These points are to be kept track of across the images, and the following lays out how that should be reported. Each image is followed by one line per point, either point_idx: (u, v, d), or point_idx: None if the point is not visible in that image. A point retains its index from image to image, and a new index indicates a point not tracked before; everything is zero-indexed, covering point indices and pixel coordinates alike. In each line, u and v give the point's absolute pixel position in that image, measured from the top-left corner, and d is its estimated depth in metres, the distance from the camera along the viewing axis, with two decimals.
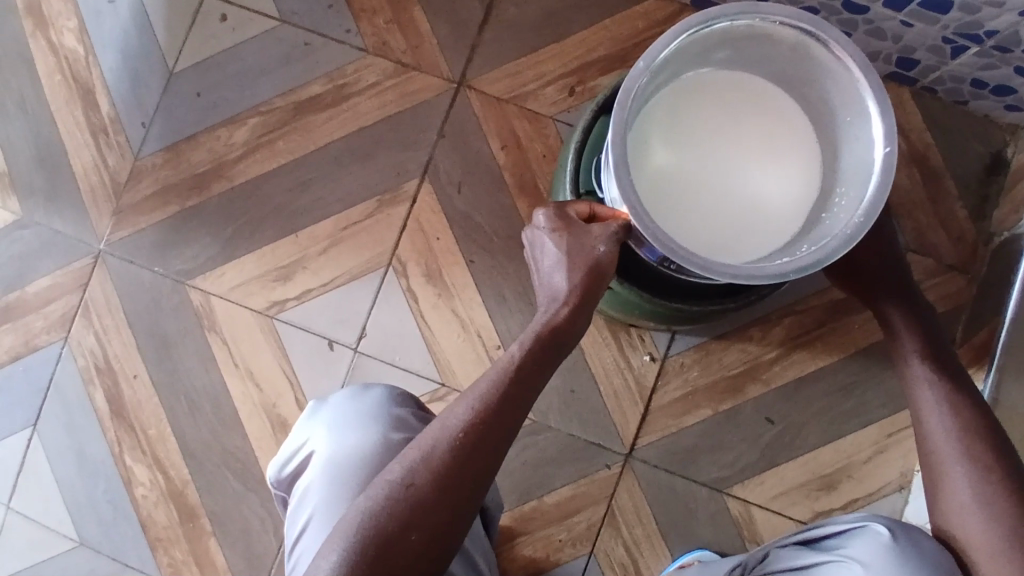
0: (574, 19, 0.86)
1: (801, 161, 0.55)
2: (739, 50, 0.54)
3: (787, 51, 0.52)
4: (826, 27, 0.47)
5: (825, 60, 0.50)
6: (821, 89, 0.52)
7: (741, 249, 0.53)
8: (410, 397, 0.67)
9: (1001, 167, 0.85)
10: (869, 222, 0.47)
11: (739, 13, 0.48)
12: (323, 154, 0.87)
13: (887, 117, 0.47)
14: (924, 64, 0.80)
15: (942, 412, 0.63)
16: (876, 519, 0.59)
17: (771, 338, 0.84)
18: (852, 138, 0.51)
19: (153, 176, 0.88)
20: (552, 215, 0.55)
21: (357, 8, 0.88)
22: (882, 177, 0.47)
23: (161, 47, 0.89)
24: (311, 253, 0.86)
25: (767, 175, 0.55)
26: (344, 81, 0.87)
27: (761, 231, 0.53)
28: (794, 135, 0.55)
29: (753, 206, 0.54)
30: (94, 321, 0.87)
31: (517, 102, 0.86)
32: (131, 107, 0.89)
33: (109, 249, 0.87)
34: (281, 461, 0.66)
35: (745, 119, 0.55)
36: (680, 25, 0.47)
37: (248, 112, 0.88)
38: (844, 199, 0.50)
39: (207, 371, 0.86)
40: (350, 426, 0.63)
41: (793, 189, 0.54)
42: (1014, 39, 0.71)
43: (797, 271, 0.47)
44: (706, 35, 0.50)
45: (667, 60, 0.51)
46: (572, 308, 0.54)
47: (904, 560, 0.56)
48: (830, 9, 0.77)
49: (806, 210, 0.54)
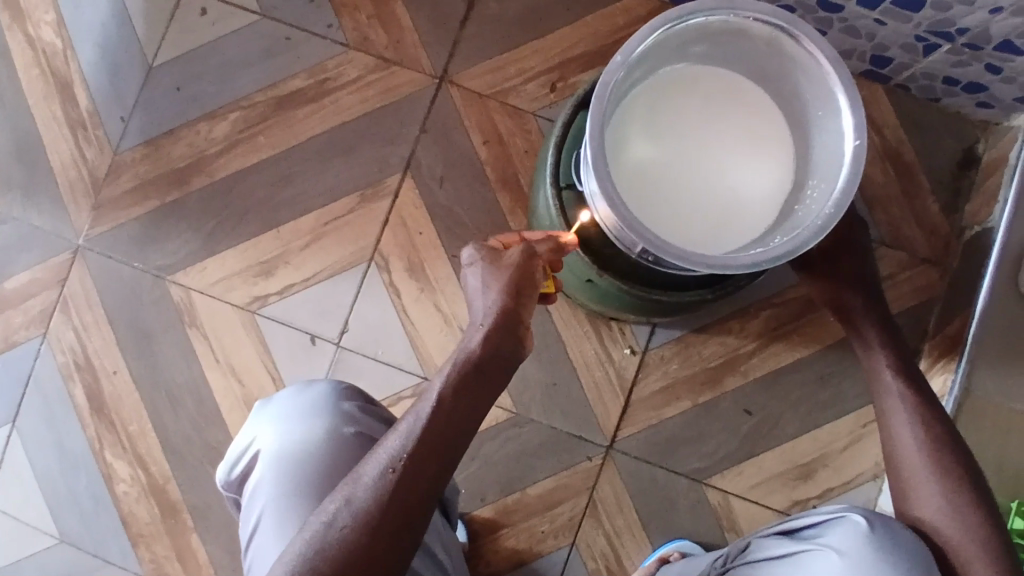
0: (556, 15, 0.87)
1: (775, 154, 0.56)
2: (717, 45, 0.54)
3: (762, 46, 0.53)
4: (799, 23, 0.48)
5: (798, 55, 0.51)
6: (795, 84, 0.53)
7: (716, 241, 0.54)
8: (355, 390, 0.67)
9: (973, 163, 0.87)
10: (840, 213, 0.48)
11: (714, 9, 0.49)
12: (304, 149, 0.87)
13: (857, 111, 0.48)
14: (898, 62, 0.82)
15: (910, 419, 0.66)
16: (854, 510, 0.59)
17: (749, 331, 0.86)
18: (825, 131, 0.52)
19: (132, 170, 0.88)
20: (472, 249, 0.59)
21: (339, 3, 0.88)
22: (853, 169, 0.48)
23: (140, 41, 0.88)
24: (293, 248, 0.86)
25: (742, 168, 0.55)
26: (325, 76, 0.87)
27: (736, 223, 0.54)
28: (769, 129, 0.56)
29: (729, 198, 0.55)
30: (73, 317, 0.86)
31: (498, 97, 0.86)
32: (110, 102, 0.88)
33: (88, 244, 0.87)
34: (229, 463, 0.65)
35: (721, 113, 0.56)
36: (656, 20, 0.48)
37: (228, 106, 0.87)
38: (817, 192, 0.51)
39: (188, 366, 0.86)
40: (295, 424, 0.63)
41: (767, 182, 0.55)
42: (985, 36, 0.72)
43: (770, 261, 0.48)
44: (682, 30, 0.51)
45: (645, 55, 0.52)
46: (498, 324, 0.55)
47: (881, 551, 0.57)
48: (806, 7, 0.78)
49: (780, 202, 0.55)
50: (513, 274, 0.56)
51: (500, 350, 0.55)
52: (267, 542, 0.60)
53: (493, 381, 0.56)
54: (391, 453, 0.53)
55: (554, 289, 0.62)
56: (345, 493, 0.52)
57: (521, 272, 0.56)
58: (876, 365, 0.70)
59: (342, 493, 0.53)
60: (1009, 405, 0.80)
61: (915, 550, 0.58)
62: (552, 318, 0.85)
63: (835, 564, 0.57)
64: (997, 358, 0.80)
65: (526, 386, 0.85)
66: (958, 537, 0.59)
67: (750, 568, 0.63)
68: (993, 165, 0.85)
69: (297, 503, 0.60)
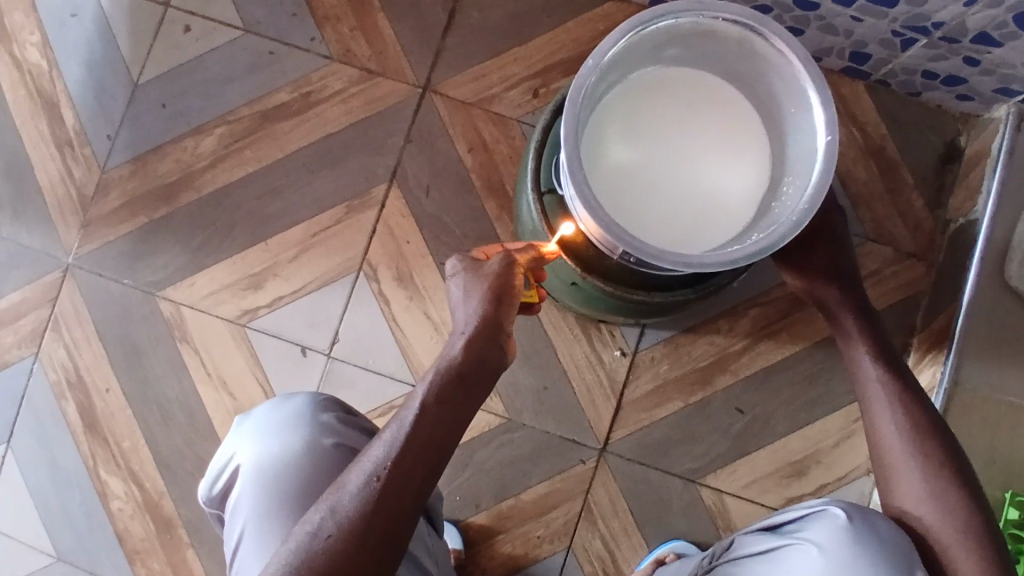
0: (537, 21, 0.88)
1: (750, 153, 0.56)
2: (689, 47, 0.55)
3: (734, 47, 0.53)
4: (767, 22, 0.49)
5: (769, 53, 0.51)
6: (767, 82, 0.54)
7: (694, 240, 0.55)
8: (334, 402, 0.67)
9: (955, 156, 0.88)
10: (814, 209, 0.48)
11: (683, 11, 0.50)
12: (291, 161, 0.87)
13: (828, 106, 0.49)
14: (877, 58, 0.83)
15: (893, 412, 0.66)
16: (835, 503, 0.59)
17: (738, 330, 0.86)
18: (798, 128, 0.53)
19: (120, 187, 0.88)
20: (455, 260, 0.60)
21: (321, 16, 0.88)
22: (825, 165, 0.49)
23: (125, 59, 0.89)
24: (281, 260, 0.86)
25: (718, 168, 0.56)
26: (309, 88, 0.88)
27: (714, 222, 0.55)
28: (744, 128, 0.57)
29: (706, 197, 0.55)
30: (64, 334, 0.87)
31: (482, 105, 0.87)
32: (97, 120, 0.89)
33: (78, 262, 0.87)
34: (210, 478, 0.65)
35: (696, 114, 0.57)
36: (626, 23, 0.49)
37: (214, 121, 0.88)
38: (792, 188, 0.52)
39: (180, 381, 0.86)
40: (274, 437, 0.63)
41: (743, 181, 0.56)
42: (960, 30, 0.73)
43: (747, 258, 0.48)
44: (653, 32, 0.52)
45: (617, 58, 0.52)
46: (480, 331, 0.56)
47: (861, 544, 0.57)
48: (783, 7, 0.79)
49: (756, 200, 0.55)
50: (491, 282, 0.56)
51: (482, 356, 0.56)
52: (252, 555, 0.60)
53: (475, 387, 0.56)
54: (375, 460, 0.53)
55: (538, 299, 0.63)
56: (329, 502, 0.52)
57: (499, 281, 0.57)
58: (858, 359, 0.70)
59: (327, 502, 0.53)
60: (999, 397, 0.81)
61: (897, 541, 0.58)
62: (541, 323, 0.86)
63: (815, 558, 0.57)
64: (985, 350, 0.81)
65: (517, 391, 0.85)
66: (943, 528, 0.60)
67: (734, 563, 0.63)
68: (975, 158, 0.86)
69: (280, 515, 0.60)
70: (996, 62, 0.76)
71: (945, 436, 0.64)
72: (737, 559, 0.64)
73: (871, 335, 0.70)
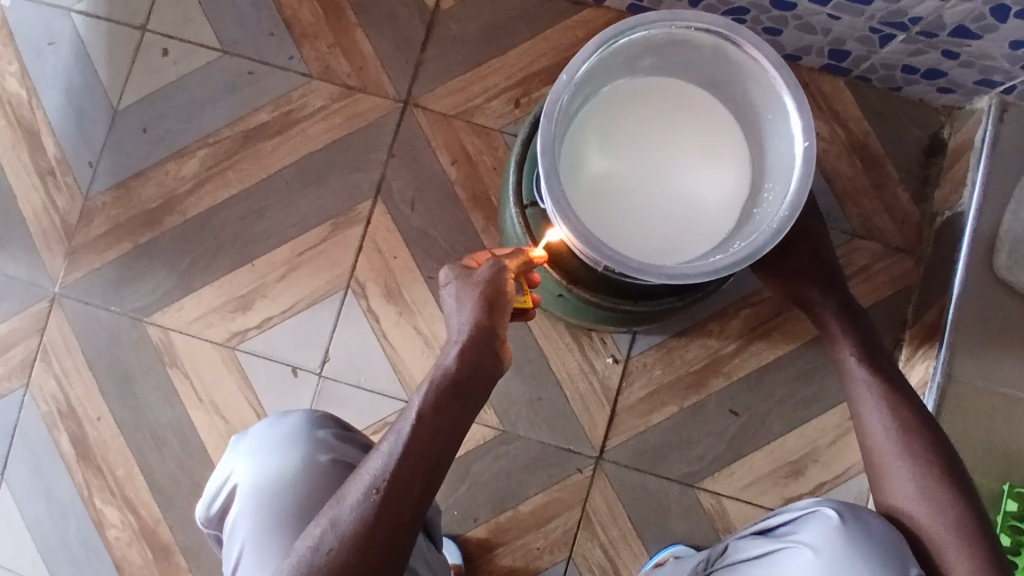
0: (515, 31, 0.88)
1: (730, 159, 0.56)
2: (663, 57, 0.55)
3: (708, 55, 0.53)
4: (739, 30, 0.49)
5: (743, 60, 0.51)
6: (743, 88, 0.54)
7: (678, 250, 0.54)
8: (330, 418, 0.66)
9: (939, 149, 0.88)
10: (795, 215, 0.48)
11: (654, 22, 0.50)
12: (274, 181, 0.87)
13: (804, 111, 0.49)
14: (856, 55, 0.83)
15: (881, 411, 0.66)
16: (825, 503, 0.59)
17: (730, 331, 0.86)
18: (775, 133, 0.53)
19: (104, 214, 0.88)
20: (449, 269, 0.59)
21: (299, 34, 0.88)
22: (804, 170, 0.48)
23: (104, 85, 0.89)
24: (268, 280, 0.86)
25: (699, 175, 0.56)
26: (290, 107, 0.88)
27: (697, 231, 0.55)
28: (722, 134, 0.57)
29: (688, 206, 0.55)
30: (53, 364, 0.86)
31: (464, 117, 0.87)
32: (79, 147, 0.88)
33: (65, 291, 0.87)
34: (207, 499, 0.65)
35: (674, 123, 0.56)
36: (599, 36, 0.49)
37: (195, 144, 0.88)
38: (772, 194, 0.52)
39: (172, 406, 0.86)
40: (271, 456, 0.63)
41: (724, 188, 0.55)
42: (938, 24, 0.73)
43: (730, 267, 0.48)
44: (627, 43, 0.52)
45: (592, 72, 0.52)
46: (473, 340, 0.54)
47: (854, 544, 0.57)
48: (760, 8, 0.79)
49: (739, 206, 0.55)
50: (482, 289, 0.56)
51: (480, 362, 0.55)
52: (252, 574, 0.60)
53: (473, 397, 0.55)
54: (374, 473, 0.52)
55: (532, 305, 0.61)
56: (329, 518, 0.52)
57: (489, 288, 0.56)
58: (844, 359, 0.70)
59: (327, 516, 0.52)
60: (992, 388, 0.81)
61: (890, 538, 0.57)
62: (532, 333, 0.85)
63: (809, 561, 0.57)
64: (976, 342, 0.81)
65: (511, 402, 0.85)
66: (937, 527, 0.59)
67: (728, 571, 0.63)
68: (959, 150, 0.86)
69: (280, 534, 0.60)
70: (975, 55, 0.76)
71: (935, 436, 0.64)
72: (732, 564, 0.63)
73: (858, 334, 0.70)
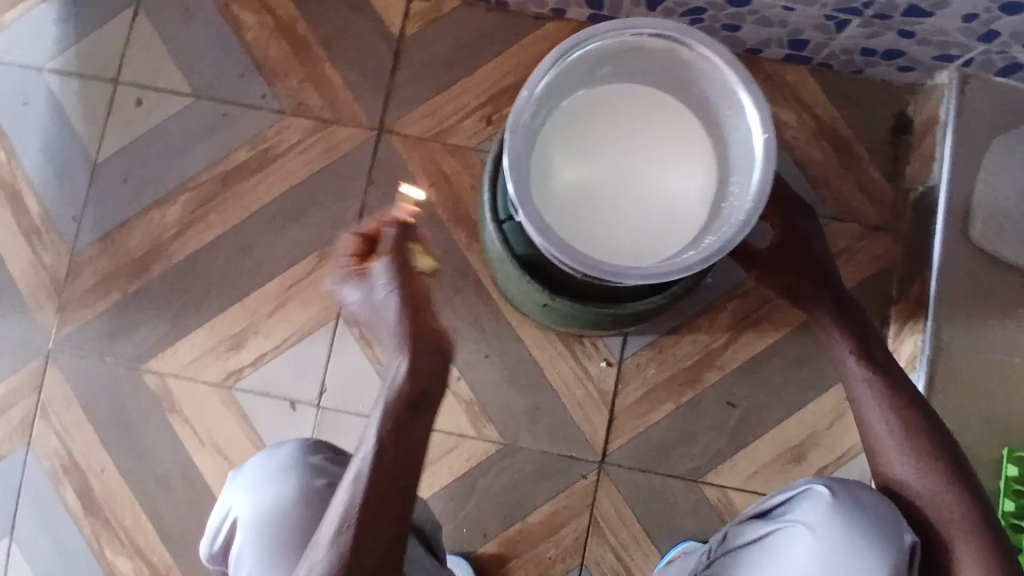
0: (481, 51, 0.89)
1: (698, 156, 0.57)
2: (620, 65, 0.56)
3: (663, 59, 0.54)
4: (688, 33, 0.50)
5: (696, 61, 0.52)
6: (700, 87, 0.55)
7: (653, 250, 0.55)
8: (324, 444, 0.67)
9: (907, 126, 0.89)
10: (761, 206, 0.49)
11: (606, 33, 0.51)
12: (257, 219, 0.88)
13: (759, 105, 0.50)
14: (815, 42, 0.84)
15: (871, 392, 0.67)
16: (816, 481, 0.60)
17: (719, 324, 0.87)
18: (735, 128, 0.54)
19: (92, 266, 0.89)
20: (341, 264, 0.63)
21: (269, 73, 0.90)
22: (765, 162, 0.50)
23: (82, 140, 0.90)
24: (260, 317, 0.87)
25: (667, 176, 0.57)
26: (267, 145, 0.89)
27: (670, 229, 0.56)
28: (686, 133, 0.58)
29: (660, 206, 0.56)
30: (54, 420, 0.87)
31: (438, 139, 0.88)
32: (62, 203, 0.89)
33: (59, 346, 0.87)
34: (209, 537, 0.65)
35: (638, 127, 0.58)
36: (553, 52, 0.50)
37: (176, 190, 0.89)
38: (738, 187, 0.53)
39: (174, 451, 0.86)
40: (268, 486, 0.63)
41: (693, 185, 0.57)
42: (890, 6, 0.74)
43: (703, 262, 0.49)
44: (583, 55, 0.53)
45: (552, 88, 0.54)
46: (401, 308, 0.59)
47: (848, 518, 0.57)
48: (716, 7, 0.81)
49: (708, 201, 0.56)
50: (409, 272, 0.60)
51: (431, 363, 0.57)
52: None
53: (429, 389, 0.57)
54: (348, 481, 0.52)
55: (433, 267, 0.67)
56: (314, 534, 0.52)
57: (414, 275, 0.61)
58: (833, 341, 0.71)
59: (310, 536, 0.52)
60: (981, 356, 0.82)
61: (883, 508, 0.58)
62: (524, 344, 0.86)
63: (806, 537, 0.57)
64: (961, 313, 0.82)
65: (510, 415, 0.86)
66: (932, 498, 0.60)
67: (727, 558, 0.63)
68: (925, 126, 0.87)
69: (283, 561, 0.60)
70: (930, 32, 0.78)
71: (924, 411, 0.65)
72: (733, 550, 0.63)
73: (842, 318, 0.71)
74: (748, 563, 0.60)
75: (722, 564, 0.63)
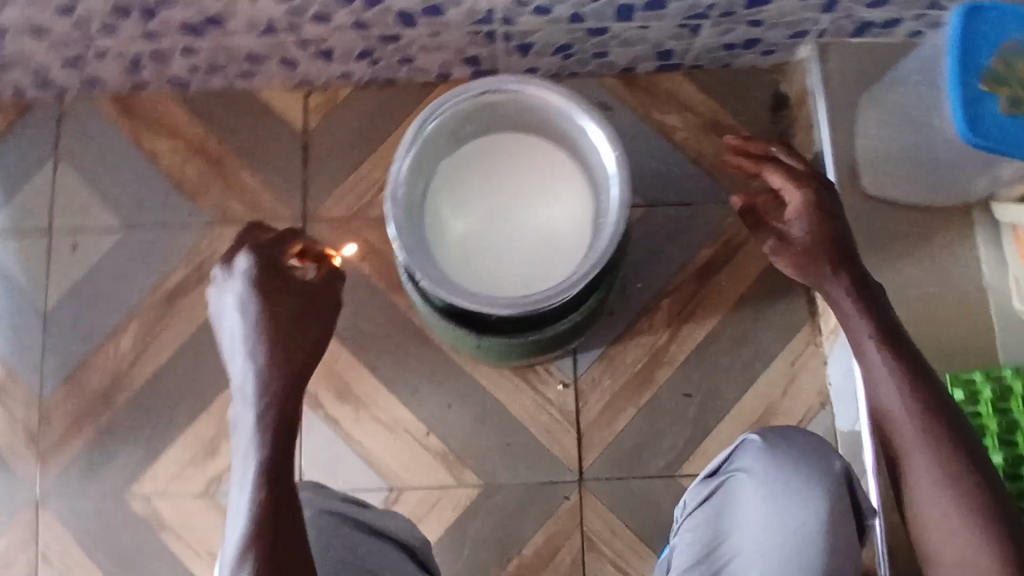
0: (381, 126, 0.95)
1: (569, 175, 0.63)
2: (479, 120, 0.62)
3: (512, 106, 0.60)
4: (521, 81, 0.56)
5: (539, 101, 0.58)
6: (552, 121, 0.60)
7: (551, 273, 0.61)
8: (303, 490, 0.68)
9: (784, 103, 0.96)
10: (624, 214, 0.55)
11: (451, 102, 0.57)
12: (207, 328, 0.92)
13: (600, 126, 0.55)
14: (680, 50, 0.91)
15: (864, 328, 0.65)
16: (748, 431, 0.65)
17: (658, 324, 0.91)
18: (591, 148, 0.59)
19: (61, 410, 0.92)
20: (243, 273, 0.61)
21: (190, 191, 0.95)
22: (619, 175, 0.55)
23: (28, 293, 0.94)
24: (228, 419, 0.90)
25: (547, 203, 0.63)
26: (201, 257, 0.94)
27: (561, 250, 0.62)
28: (556, 161, 0.64)
29: (547, 232, 0.62)
30: (52, 566, 0.89)
31: (359, 215, 0.93)
32: (20, 358, 0.93)
33: (44, 494, 0.90)
34: None
35: (511, 167, 0.64)
36: (407, 132, 0.56)
37: (126, 319, 0.93)
38: (606, 200, 0.59)
39: (174, 568, 0.88)
40: None
41: (572, 205, 0.62)
42: (729, 5, 0.81)
43: (586, 278, 0.55)
44: (438, 124, 0.58)
45: (420, 161, 0.60)
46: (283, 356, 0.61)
47: (780, 458, 0.62)
48: (580, 39, 0.88)
49: (589, 216, 0.62)
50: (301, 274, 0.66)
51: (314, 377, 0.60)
52: None
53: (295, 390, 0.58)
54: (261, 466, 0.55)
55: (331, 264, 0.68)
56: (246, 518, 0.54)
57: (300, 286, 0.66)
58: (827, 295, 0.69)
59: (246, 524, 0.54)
60: (901, 295, 0.87)
61: (809, 442, 0.63)
62: (482, 386, 0.90)
63: (748, 482, 0.63)
64: (872, 260, 0.87)
65: (484, 456, 0.89)
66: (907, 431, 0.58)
67: (688, 519, 0.67)
68: (799, 99, 0.94)
69: None
70: (775, 18, 0.85)
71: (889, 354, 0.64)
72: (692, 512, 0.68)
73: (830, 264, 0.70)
74: (706, 519, 0.65)
75: (686, 529, 0.66)
